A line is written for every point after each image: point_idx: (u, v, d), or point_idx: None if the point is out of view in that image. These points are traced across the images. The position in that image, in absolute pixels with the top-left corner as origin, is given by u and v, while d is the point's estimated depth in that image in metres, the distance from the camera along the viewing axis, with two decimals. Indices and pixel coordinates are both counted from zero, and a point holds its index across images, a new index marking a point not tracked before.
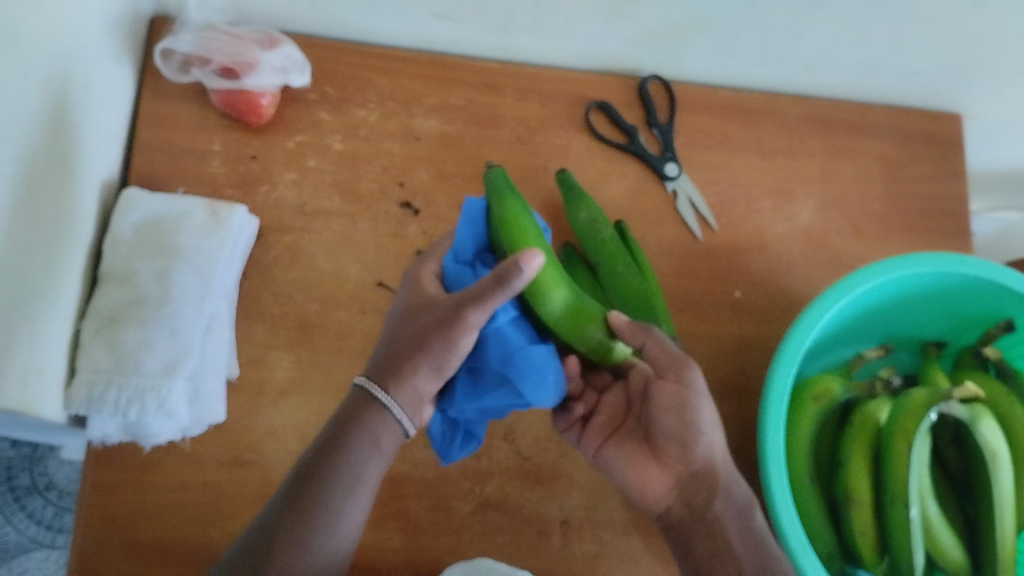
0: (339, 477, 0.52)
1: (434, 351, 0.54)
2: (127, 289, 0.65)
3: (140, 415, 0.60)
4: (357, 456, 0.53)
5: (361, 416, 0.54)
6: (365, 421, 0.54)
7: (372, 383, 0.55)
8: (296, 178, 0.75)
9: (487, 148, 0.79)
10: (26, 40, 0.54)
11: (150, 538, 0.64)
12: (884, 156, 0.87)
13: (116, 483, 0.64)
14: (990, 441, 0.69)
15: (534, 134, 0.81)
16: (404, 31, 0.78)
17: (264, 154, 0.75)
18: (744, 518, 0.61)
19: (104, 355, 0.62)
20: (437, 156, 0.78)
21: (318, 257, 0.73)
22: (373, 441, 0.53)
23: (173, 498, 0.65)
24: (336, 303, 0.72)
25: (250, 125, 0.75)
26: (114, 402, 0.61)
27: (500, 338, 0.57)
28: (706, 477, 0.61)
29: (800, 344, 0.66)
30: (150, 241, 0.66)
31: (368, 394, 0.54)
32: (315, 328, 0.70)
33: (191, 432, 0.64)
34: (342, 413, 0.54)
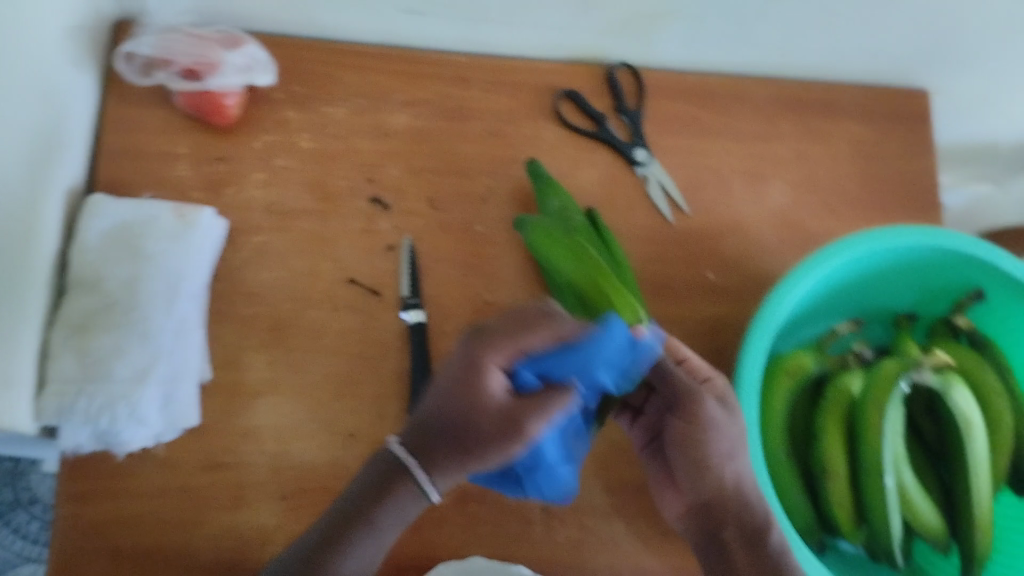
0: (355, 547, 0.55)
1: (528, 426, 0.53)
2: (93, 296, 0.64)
3: (113, 425, 0.61)
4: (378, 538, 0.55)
5: (395, 491, 0.54)
6: (392, 500, 0.55)
7: (412, 459, 0.54)
8: (265, 178, 0.74)
9: (457, 141, 0.79)
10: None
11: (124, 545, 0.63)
12: (853, 134, 0.87)
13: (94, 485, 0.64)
14: (963, 408, 0.69)
15: (504, 125, 0.80)
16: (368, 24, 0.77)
17: (233, 154, 0.74)
18: (757, 545, 0.58)
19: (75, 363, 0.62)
20: (409, 151, 0.78)
21: (289, 257, 0.73)
22: (391, 504, 0.55)
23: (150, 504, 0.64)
24: (310, 302, 0.71)
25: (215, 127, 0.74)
26: (86, 412, 0.60)
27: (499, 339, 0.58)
28: (714, 507, 0.60)
29: (772, 319, 0.66)
30: (116, 249, 0.66)
31: (407, 473, 0.54)
32: (288, 327, 0.70)
33: (166, 438, 0.64)
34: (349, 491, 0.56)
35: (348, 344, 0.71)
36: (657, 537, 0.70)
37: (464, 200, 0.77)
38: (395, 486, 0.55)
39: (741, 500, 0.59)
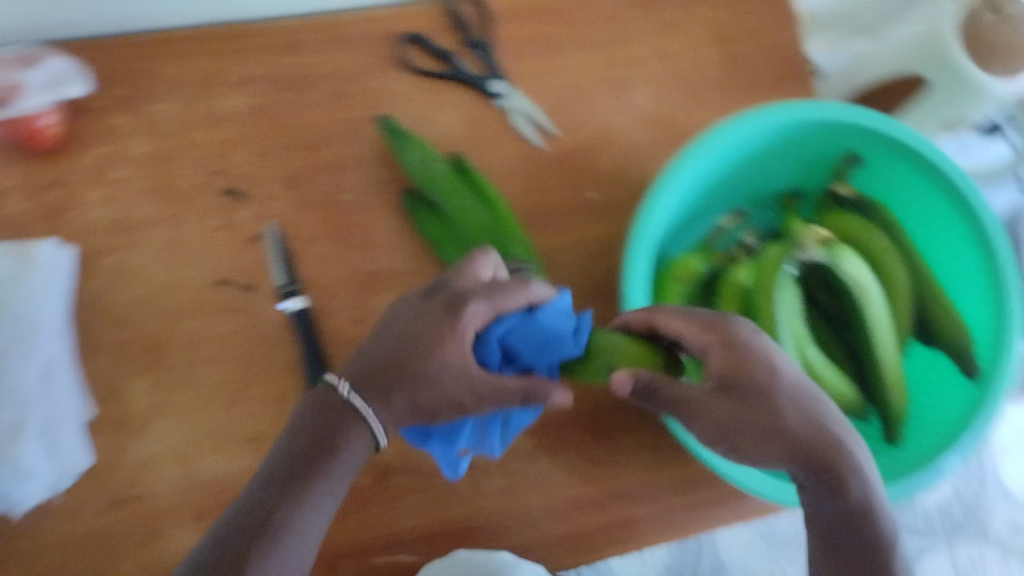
0: (307, 502, 0.52)
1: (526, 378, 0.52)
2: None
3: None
4: (327, 488, 0.53)
5: (343, 432, 0.53)
6: (342, 442, 0.53)
7: (355, 399, 0.53)
8: (101, 193, 0.70)
9: (299, 109, 0.75)
10: None
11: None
12: (707, 18, 0.84)
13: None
14: (852, 275, 0.72)
15: (344, 81, 0.76)
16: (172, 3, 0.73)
17: (59, 176, 0.70)
18: (852, 524, 0.52)
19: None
20: (249, 130, 0.73)
21: (147, 269, 0.69)
22: (337, 447, 0.53)
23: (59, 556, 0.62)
24: (179, 311, 0.68)
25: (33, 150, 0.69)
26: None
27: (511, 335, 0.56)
28: (828, 473, 0.50)
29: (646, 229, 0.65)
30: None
31: (352, 409, 0.53)
32: (162, 341, 0.67)
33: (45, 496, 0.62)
34: (298, 431, 0.54)
35: (229, 347, 0.68)
36: (585, 466, 0.70)
37: (319, 168, 0.73)
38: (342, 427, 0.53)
39: (848, 457, 0.50)
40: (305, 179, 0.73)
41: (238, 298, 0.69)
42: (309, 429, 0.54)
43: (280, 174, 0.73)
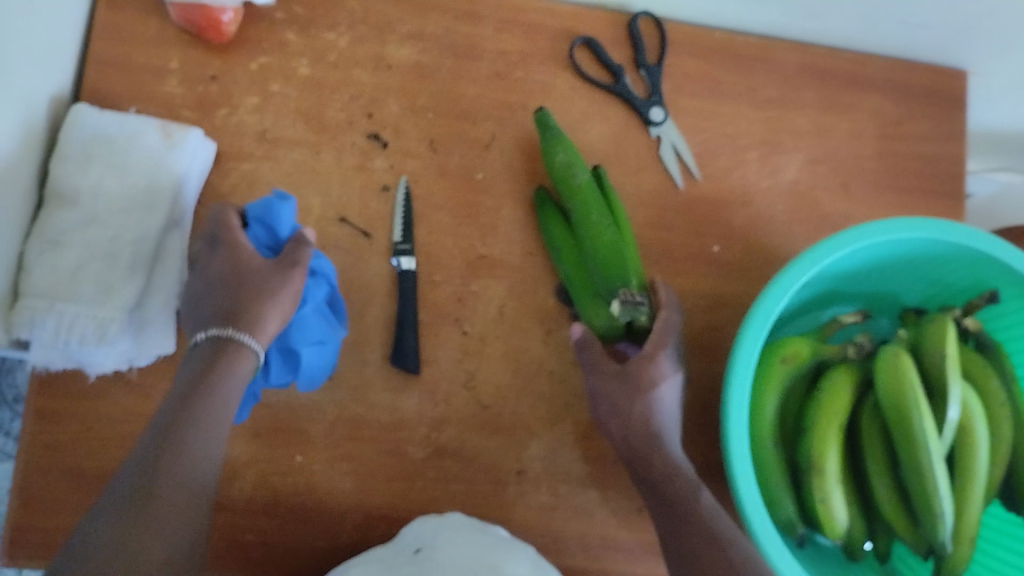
0: (210, 394, 0.44)
1: (647, 379, 0.53)
2: (98, 222, 0.53)
3: (83, 343, 0.51)
4: (241, 377, 0.46)
5: (225, 356, 0.46)
6: (223, 361, 0.46)
7: (229, 328, 0.47)
8: (504, 136, 0.61)
9: (730, 214, 0.63)
10: (404, 12, 0.61)
11: (115, 433, 0.54)
12: None
13: (67, 393, 0.54)
14: None
15: (795, 239, 0.63)
16: (727, 29, 0.65)
17: (482, 87, 0.61)
18: None
19: (106, 241, 0.53)
20: (679, 199, 0.62)
21: (485, 237, 0.60)
22: (231, 375, 0.46)
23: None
24: (482, 293, 0.59)
25: (484, 44, 0.62)
26: (59, 321, 0.51)
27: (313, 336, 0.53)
28: None
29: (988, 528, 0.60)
30: (167, 165, 0.54)
31: (230, 339, 0.47)
32: (452, 310, 0.59)
33: (140, 365, 0.54)
34: (192, 363, 0.46)
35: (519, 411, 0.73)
36: None
37: (707, 284, 0.61)
38: (221, 359, 0.46)
39: None
40: (684, 283, 0.61)
41: (535, 335, 0.60)
42: (199, 364, 0.46)
43: (666, 256, 0.61)
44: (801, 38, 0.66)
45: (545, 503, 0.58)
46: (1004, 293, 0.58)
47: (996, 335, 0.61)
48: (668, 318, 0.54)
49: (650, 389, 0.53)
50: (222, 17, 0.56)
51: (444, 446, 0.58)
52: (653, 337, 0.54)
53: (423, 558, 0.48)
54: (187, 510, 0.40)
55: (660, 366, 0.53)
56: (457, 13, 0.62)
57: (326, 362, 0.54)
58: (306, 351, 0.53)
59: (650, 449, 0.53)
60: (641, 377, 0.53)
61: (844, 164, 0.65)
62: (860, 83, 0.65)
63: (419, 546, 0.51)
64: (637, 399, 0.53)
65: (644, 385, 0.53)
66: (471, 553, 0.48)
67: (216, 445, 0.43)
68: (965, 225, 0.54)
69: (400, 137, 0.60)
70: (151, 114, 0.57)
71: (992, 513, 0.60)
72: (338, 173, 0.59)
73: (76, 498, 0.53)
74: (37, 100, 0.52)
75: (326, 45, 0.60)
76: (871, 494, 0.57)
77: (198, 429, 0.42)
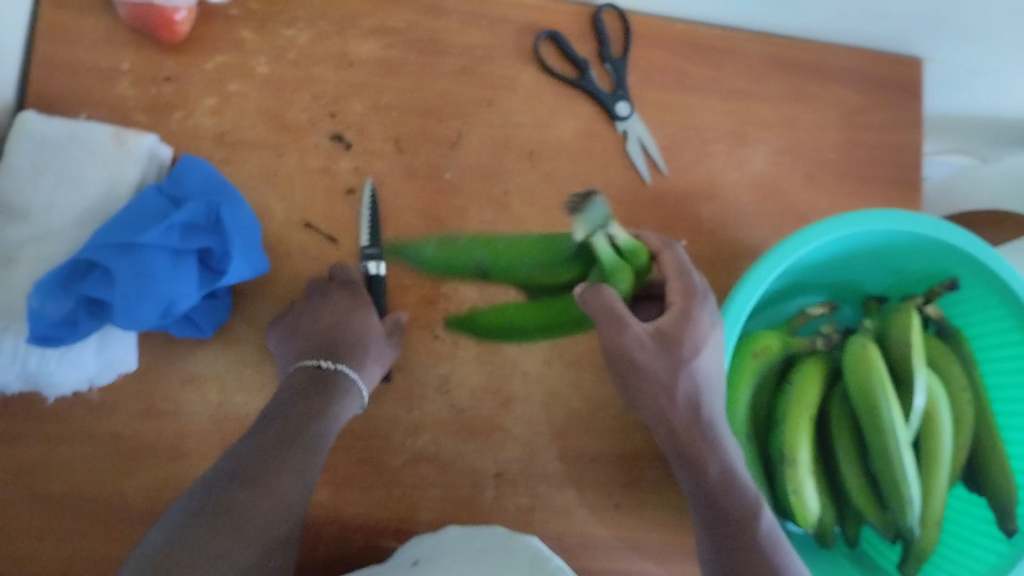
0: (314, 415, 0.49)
1: (690, 345, 0.49)
2: (51, 236, 0.51)
3: (41, 365, 0.49)
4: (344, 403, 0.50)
5: (330, 382, 0.51)
6: (328, 384, 0.51)
7: (335, 359, 0.52)
8: (471, 133, 0.60)
9: (699, 207, 0.63)
10: (363, 7, 0.59)
11: (79, 456, 0.52)
12: None
13: (29, 414, 0.52)
14: None
15: (762, 230, 0.64)
16: (691, 20, 0.65)
17: (447, 83, 0.60)
18: None
19: (61, 255, 0.51)
20: (649, 193, 0.62)
21: (455, 238, 0.59)
22: (334, 398, 0.50)
23: (153, 420, 0.53)
24: (453, 295, 0.59)
25: (448, 39, 0.61)
26: (15, 343, 0.49)
27: (175, 271, 0.50)
28: None
29: (955, 507, 0.62)
30: (122, 172, 0.52)
31: (335, 368, 0.52)
32: (424, 314, 0.58)
33: (102, 383, 0.52)
34: (275, 415, 0.48)
35: None
36: None
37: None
38: (325, 383, 0.51)
39: None
40: None
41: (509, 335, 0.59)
42: (306, 382, 0.51)
43: None
44: (764, 28, 0.66)
45: (523, 504, 0.58)
46: (965, 281, 0.59)
47: (957, 320, 0.63)
48: (678, 256, 0.51)
49: (693, 358, 0.49)
50: (175, 15, 0.53)
51: (421, 452, 0.57)
52: (679, 288, 0.50)
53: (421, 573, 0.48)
54: (273, 512, 0.44)
55: (700, 322, 0.49)
56: (419, 7, 0.60)
57: (187, 300, 0.50)
58: (168, 287, 0.49)
59: (703, 450, 0.49)
60: (682, 343, 0.49)
61: (808, 154, 0.65)
62: (821, 74, 0.66)
63: (416, 558, 0.50)
64: (681, 372, 0.49)
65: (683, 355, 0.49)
66: (466, 565, 0.47)
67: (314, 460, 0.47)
68: (928, 217, 0.55)
69: (364, 137, 0.58)
70: (103, 120, 0.55)
71: (958, 492, 0.62)
72: (301, 176, 0.57)
73: (42, 524, 0.51)
74: None
75: (285, 42, 0.58)
76: (842, 481, 0.58)
77: (295, 438, 0.47)
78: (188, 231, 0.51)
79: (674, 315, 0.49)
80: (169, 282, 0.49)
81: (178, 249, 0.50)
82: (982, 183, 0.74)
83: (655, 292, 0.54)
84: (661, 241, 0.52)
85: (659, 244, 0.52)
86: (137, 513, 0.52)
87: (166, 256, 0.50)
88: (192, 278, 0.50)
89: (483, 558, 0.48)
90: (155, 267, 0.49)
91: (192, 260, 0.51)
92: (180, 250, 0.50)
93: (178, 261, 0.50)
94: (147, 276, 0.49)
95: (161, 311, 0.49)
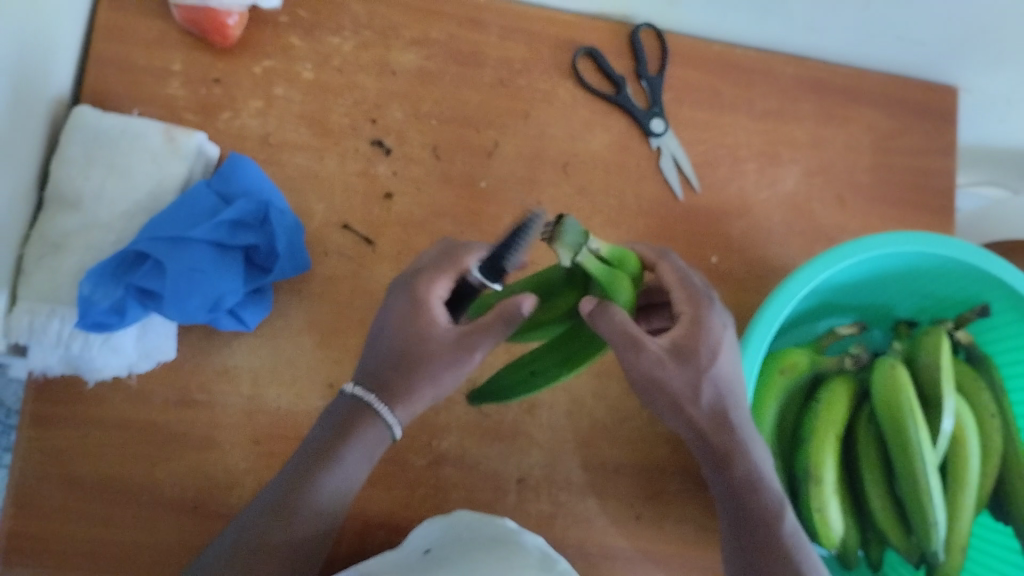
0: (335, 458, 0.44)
1: (706, 352, 0.45)
2: (98, 226, 0.52)
3: (84, 349, 0.51)
4: (361, 444, 0.44)
5: (350, 426, 0.45)
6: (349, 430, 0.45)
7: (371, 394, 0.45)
8: (507, 143, 0.61)
9: (730, 224, 0.63)
10: (407, 18, 0.61)
11: (114, 442, 0.53)
12: None
13: (68, 399, 0.53)
14: None
15: (791, 250, 0.64)
16: (727, 41, 0.66)
17: (485, 94, 0.62)
18: None
19: (107, 245, 0.52)
20: (682, 208, 0.62)
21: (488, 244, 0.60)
22: (345, 437, 0.44)
23: (186, 410, 0.54)
24: None
25: (488, 51, 0.62)
26: (61, 327, 0.50)
27: (222, 264, 0.52)
28: None
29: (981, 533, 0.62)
30: (168, 169, 0.54)
31: (365, 405, 0.45)
32: None
33: (140, 371, 0.54)
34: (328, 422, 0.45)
35: None
36: None
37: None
38: (349, 423, 0.45)
39: None
40: None
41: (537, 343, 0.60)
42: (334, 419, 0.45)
43: None
44: (798, 52, 0.67)
45: (545, 511, 0.58)
46: (996, 306, 0.59)
47: (987, 347, 0.63)
48: (675, 264, 0.49)
49: (712, 365, 0.45)
50: (227, 20, 0.56)
51: (445, 454, 0.58)
52: (685, 296, 0.47)
53: (428, 561, 0.49)
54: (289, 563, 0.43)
55: (713, 330, 0.45)
56: (460, 20, 0.62)
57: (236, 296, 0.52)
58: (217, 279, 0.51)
59: (732, 449, 0.46)
60: (699, 352, 0.45)
61: (840, 177, 0.66)
62: (855, 99, 0.67)
63: (428, 547, 0.51)
64: (703, 381, 0.45)
65: (705, 358, 0.45)
66: (472, 557, 0.48)
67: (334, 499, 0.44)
68: (959, 240, 0.56)
69: (403, 143, 0.60)
70: (153, 117, 0.56)
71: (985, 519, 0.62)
72: (341, 179, 0.58)
73: (76, 506, 0.52)
74: (39, 102, 0.52)
75: (330, 49, 0.60)
76: (866, 502, 0.57)
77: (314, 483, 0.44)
78: (235, 228, 0.53)
79: (685, 325, 0.46)
80: (214, 276, 0.51)
81: (223, 242, 0.52)
82: (1018, 213, 0.74)
83: (656, 300, 0.52)
84: (655, 250, 0.49)
85: (655, 255, 0.49)
86: (166, 500, 0.53)
87: (209, 250, 0.52)
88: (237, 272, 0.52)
89: (491, 553, 0.49)
90: (202, 258, 0.51)
91: (238, 255, 0.53)
92: (223, 245, 0.52)
93: (224, 255, 0.52)
94: (195, 270, 0.51)
95: (210, 304, 0.51)
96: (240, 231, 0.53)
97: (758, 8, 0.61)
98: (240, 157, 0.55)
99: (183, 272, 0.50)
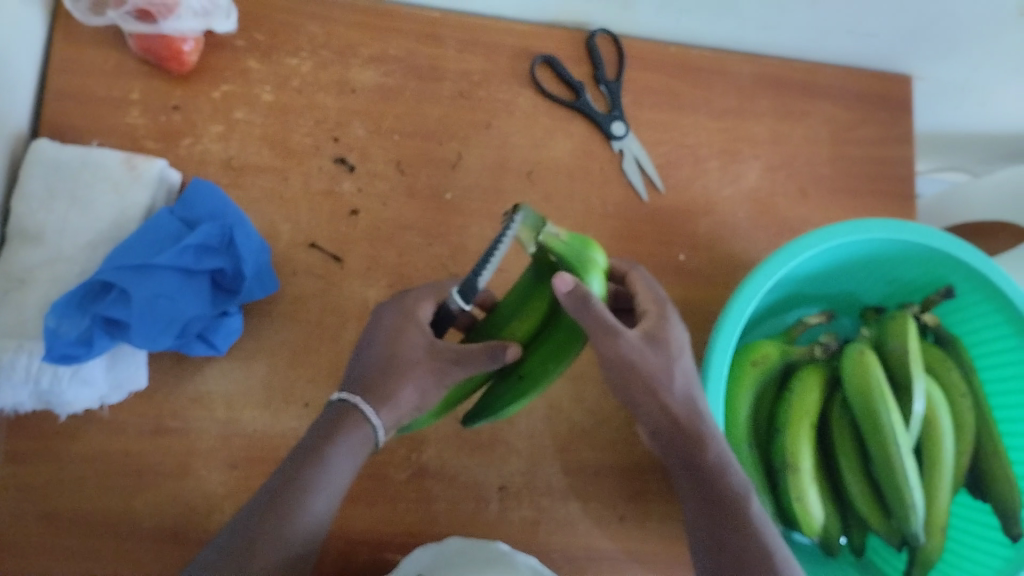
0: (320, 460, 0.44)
1: (675, 343, 0.47)
2: (63, 259, 0.52)
3: (53, 383, 0.50)
4: (348, 442, 0.44)
5: (336, 428, 0.45)
6: (335, 431, 0.45)
7: (357, 397, 0.46)
8: (470, 154, 0.62)
9: (695, 222, 0.64)
10: (364, 35, 0.62)
11: (89, 475, 0.53)
12: None
13: (39, 434, 0.53)
14: None
15: (757, 245, 0.65)
16: (683, 43, 0.67)
17: (446, 107, 0.62)
18: None
19: (73, 276, 0.52)
20: (647, 208, 0.63)
21: (456, 255, 0.60)
22: (329, 437, 0.44)
23: (162, 437, 0.54)
24: None
25: (446, 64, 0.63)
26: (29, 362, 0.50)
27: (187, 290, 0.52)
28: None
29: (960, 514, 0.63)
30: (130, 197, 0.54)
31: (351, 407, 0.46)
32: None
33: (112, 402, 0.53)
34: (314, 428, 0.45)
35: None
36: None
37: (676, 292, 0.62)
38: (335, 427, 0.45)
39: None
40: None
41: None
42: (321, 426, 0.45)
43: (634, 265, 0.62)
44: (754, 49, 0.68)
45: (528, 518, 0.58)
46: (960, 288, 0.60)
47: (956, 329, 0.64)
48: (643, 274, 0.50)
49: (680, 354, 0.47)
50: (182, 46, 0.56)
51: (425, 466, 0.58)
52: (648, 296, 0.48)
53: None
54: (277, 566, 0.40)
55: (672, 324, 0.47)
56: (418, 35, 0.62)
57: (202, 322, 0.53)
58: (183, 306, 0.51)
59: (703, 437, 0.47)
60: (669, 343, 0.47)
61: (801, 170, 0.67)
62: (811, 93, 0.68)
63: (419, 569, 0.52)
64: (675, 371, 0.46)
65: (675, 348, 0.47)
66: (464, 574, 0.49)
67: (324, 501, 0.43)
68: (918, 224, 0.56)
69: (366, 159, 0.60)
70: (114, 147, 0.56)
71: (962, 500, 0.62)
72: (306, 198, 0.59)
73: (53, 541, 0.51)
74: None
75: (289, 70, 0.60)
76: (846, 490, 0.58)
77: (303, 482, 0.43)
78: (201, 254, 0.53)
79: (652, 320, 0.47)
80: (180, 303, 0.51)
81: (189, 267, 0.52)
82: (979, 196, 0.75)
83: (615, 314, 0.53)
84: (624, 262, 0.50)
85: (624, 266, 0.50)
86: (145, 529, 0.53)
87: (175, 277, 0.51)
88: (203, 298, 0.52)
89: (484, 571, 0.49)
90: (167, 286, 0.51)
91: (204, 280, 0.53)
92: (190, 271, 0.52)
93: (191, 281, 0.52)
94: (161, 298, 0.51)
95: (176, 331, 0.51)
96: (206, 257, 0.53)
97: (710, 8, 0.62)
98: (204, 181, 0.55)
99: (148, 301, 0.50)
